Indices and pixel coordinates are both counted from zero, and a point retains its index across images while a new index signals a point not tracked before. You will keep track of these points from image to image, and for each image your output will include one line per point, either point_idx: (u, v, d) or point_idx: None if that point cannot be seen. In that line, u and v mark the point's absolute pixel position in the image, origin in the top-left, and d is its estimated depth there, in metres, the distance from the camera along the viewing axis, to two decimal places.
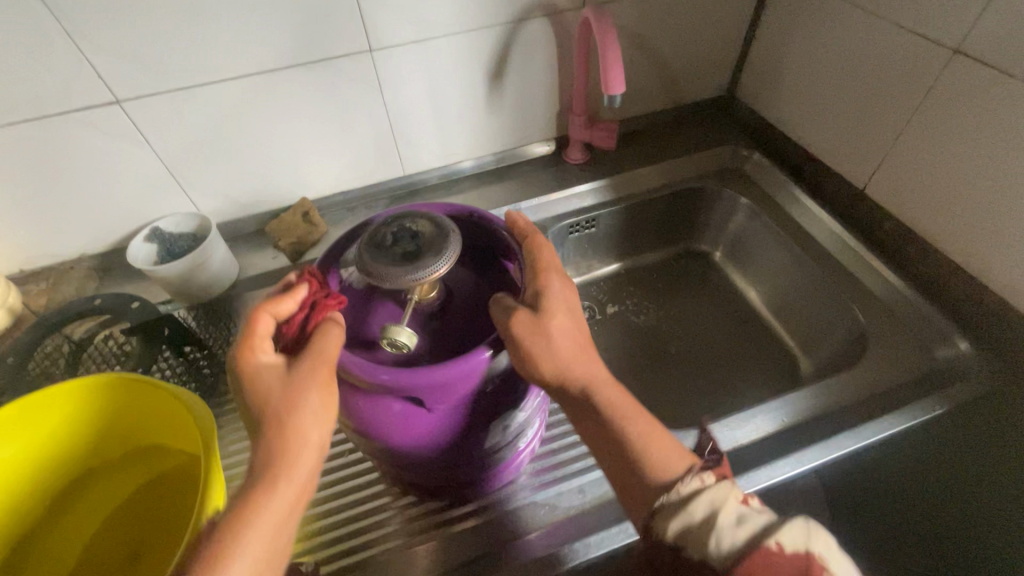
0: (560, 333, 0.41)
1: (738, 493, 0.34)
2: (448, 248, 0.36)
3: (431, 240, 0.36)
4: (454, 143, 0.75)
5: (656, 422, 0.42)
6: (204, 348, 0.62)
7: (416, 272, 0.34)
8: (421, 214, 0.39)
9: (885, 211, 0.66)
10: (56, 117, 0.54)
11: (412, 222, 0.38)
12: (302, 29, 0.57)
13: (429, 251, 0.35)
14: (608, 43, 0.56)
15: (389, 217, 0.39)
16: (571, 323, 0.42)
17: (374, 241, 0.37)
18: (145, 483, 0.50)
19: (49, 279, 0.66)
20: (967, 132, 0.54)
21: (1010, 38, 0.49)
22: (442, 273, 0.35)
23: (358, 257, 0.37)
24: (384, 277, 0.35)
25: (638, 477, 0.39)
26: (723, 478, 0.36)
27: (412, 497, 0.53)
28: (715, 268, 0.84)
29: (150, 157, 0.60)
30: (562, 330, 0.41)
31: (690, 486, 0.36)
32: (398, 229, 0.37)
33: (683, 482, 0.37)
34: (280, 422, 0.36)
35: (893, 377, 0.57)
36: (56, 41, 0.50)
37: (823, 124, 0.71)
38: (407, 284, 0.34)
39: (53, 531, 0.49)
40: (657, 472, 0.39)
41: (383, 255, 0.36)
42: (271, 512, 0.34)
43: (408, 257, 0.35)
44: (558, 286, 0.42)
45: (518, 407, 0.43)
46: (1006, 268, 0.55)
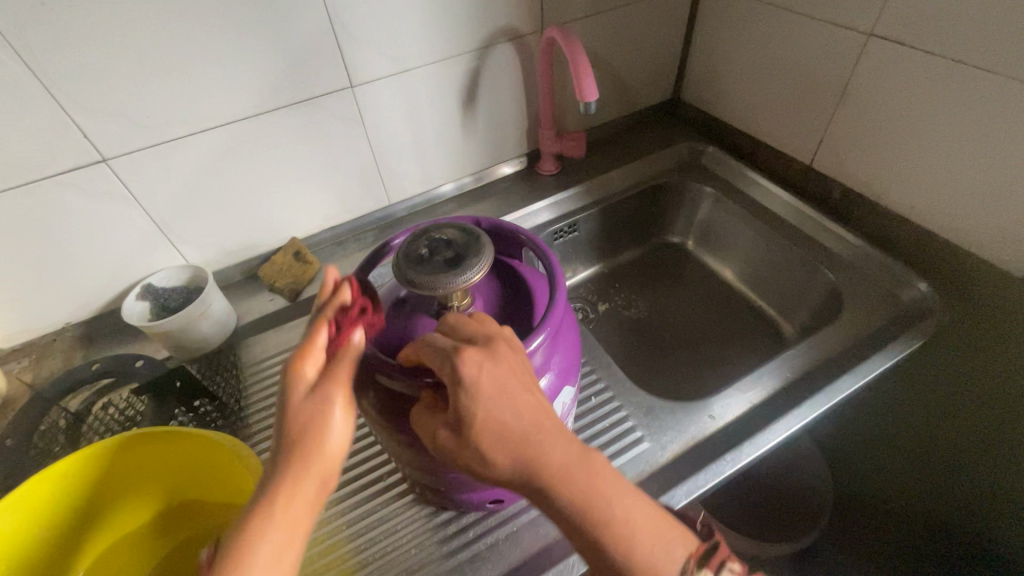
0: (512, 434, 0.35)
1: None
2: (485, 251, 0.38)
3: (465, 246, 0.39)
4: (434, 168, 0.78)
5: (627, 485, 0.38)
6: (216, 399, 0.61)
7: (462, 275, 0.36)
8: (446, 225, 0.41)
9: (832, 180, 0.74)
10: (40, 182, 0.53)
11: (440, 233, 0.40)
12: (285, 72, 0.59)
13: (468, 255, 0.38)
14: (578, 57, 0.62)
15: (415, 233, 0.42)
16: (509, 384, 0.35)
17: (409, 255, 0.39)
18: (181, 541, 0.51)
19: (31, 354, 0.62)
20: (893, 101, 0.63)
21: (914, 18, 0.57)
22: (485, 272, 0.37)
23: (397, 271, 0.38)
24: (432, 285, 0.36)
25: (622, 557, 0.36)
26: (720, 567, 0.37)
27: (450, 513, 0.52)
28: (689, 255, 0.90)
29: (136, 212, 0.60)
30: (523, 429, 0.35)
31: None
32: (430, 242, 0.40)
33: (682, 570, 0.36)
34: (301, 438, 0.34)
35: (869, 323, 0.64)
36: (41, 106, 0.50)
37: (764, 113, 0.79)
38: (453, 288, 0.36)
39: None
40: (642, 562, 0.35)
41: (424, 266, 0.38)
42: (282, 527, 0.33)
43: (449, 262, 0.37)
44: (505, 365, 0.35)
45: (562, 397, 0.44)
46: (945, 212, 0.63)
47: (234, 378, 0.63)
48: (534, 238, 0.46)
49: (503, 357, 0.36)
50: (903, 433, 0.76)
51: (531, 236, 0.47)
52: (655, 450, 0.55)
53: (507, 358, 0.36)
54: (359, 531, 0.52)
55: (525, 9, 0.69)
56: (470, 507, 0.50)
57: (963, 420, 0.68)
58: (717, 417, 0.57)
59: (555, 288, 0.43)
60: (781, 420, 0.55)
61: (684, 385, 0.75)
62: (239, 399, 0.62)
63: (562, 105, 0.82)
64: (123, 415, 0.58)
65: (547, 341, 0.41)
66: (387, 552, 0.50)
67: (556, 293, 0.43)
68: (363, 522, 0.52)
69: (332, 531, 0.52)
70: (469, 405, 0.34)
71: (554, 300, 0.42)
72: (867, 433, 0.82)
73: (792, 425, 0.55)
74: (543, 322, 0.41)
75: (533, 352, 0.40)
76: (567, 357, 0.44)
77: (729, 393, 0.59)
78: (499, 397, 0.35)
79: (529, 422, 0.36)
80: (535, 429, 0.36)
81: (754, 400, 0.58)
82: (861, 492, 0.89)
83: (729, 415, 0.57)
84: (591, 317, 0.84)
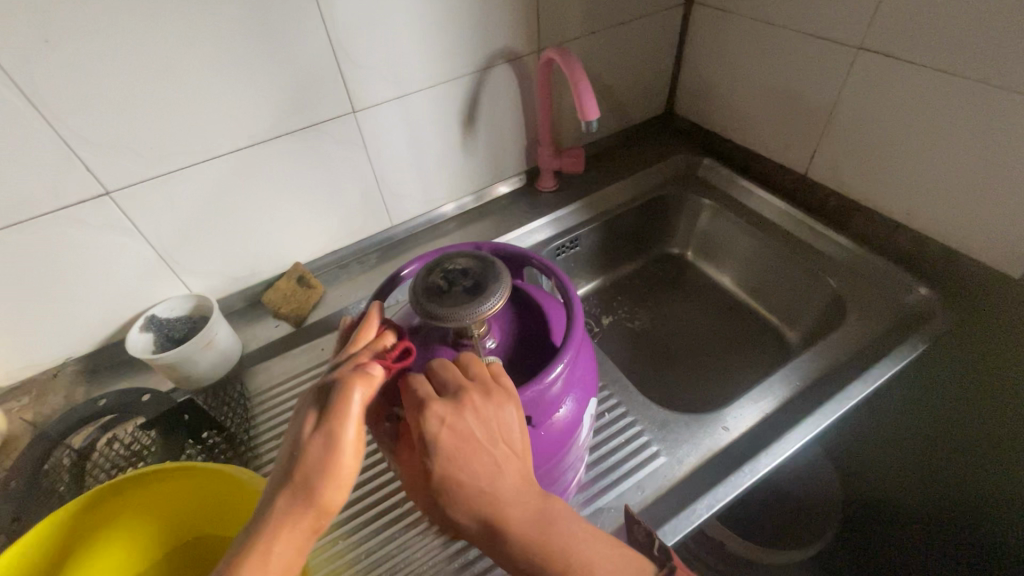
0: (498, 468, 0.36)
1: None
2: (502, 276, 0.39)
3: (482, 273, 0.39)
4: (435, 188, 0.78)
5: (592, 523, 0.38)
6: (223, 430, 0.60)
7: (486, 302, 0.37)
8: (457, 254, 0.41)
9: (828, 189, 0.76)
10: (42, 218, 0.53)
11: (453, 263, 0.40)
12: (289, 100, 0.59)
13: (488, 282, 0.38)
14: (577, 77, 0.62)
15: (427, 264, 0.41)
16: (497, 415, 0.36)
17: (427, 287, 0.39)
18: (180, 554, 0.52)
19: (32, 391, 0.61)
20: (887, 109, 0.64)
21: (902, 32, 0.59)
22: (507, 297, 0.38)
23: (416, 305, 0.38)
24: (459, 316, 0.36)
25: None
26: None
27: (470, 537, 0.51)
28: (689, 265, 0.91)
29: (140, 244, 0.59)
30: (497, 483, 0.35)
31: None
32: (445, 273, 0.39)
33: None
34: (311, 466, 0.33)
35: (873, 328, 0.65)
36: (44, 140, 0.49)
37: (759, 124, 0.81)
38: (479, 316, 0.36)
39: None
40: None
41: (445, 297, 0.37)
42: (267, 572, 0.31)
43: (470, 292, 0.38)
44: (494, 404, 0.37)
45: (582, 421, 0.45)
46: (940, 217, 0.64)
47: (241, 410, 0.62)
48: (548, 262, 0.47)
49: (480, 408, 0.36)
50: (909, 436, 0.77)
51: (546, 260, 0.47)
52: (672, 464, 0.55)
53: (485, 408, 0.36)
54: (375, 561, 0.51)
55: (523, 31, 0.70)
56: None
57: (971, 422, 0.69)
58: (731, 428, 0.57)
59: (573, 315, 0.43)
60: (796, 427, 0.55)
61: (692, 395, 0.75)
62: (248, 433, 0.61)
63: (560, 122, 0.83)
64: (129, 450, 0.57)
65: (566, 370, 0.41)
66: None
67: (573, 320, 0.43)
68: (382, 549, 0.51)
69: (351, 561, 0.51)
70: (441, 461, 0.35)
71: (572, 328, 0.43)
72: (874, 437, 0.82)
73: (806, 433, 0.55)
74: (563, 350, 0.41)
75: (553, 380, 0.40)
76: (585, 382, 0.45)
77: (741, 403, 0.59)
78: (470, 451, 0.35)
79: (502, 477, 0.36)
80: (508, 484, 0.35)
81: (765, 409, 0.59)
82: (870, 498, 0.89)
83: (743, 426, 0.57)
84: (596, 330, 0.84)
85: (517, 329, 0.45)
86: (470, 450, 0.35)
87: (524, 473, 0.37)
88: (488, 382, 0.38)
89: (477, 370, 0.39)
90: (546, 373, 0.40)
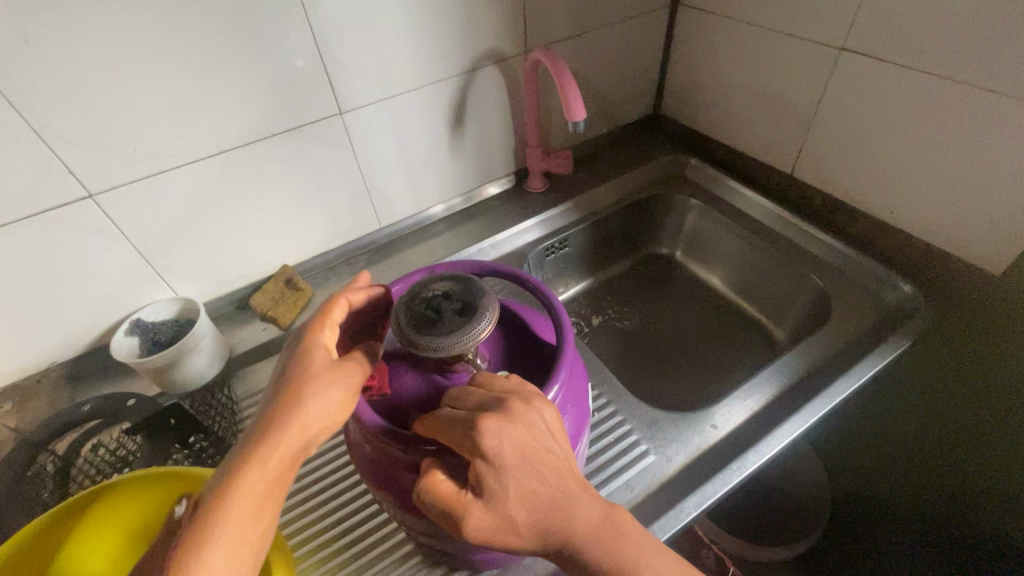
0: (547, 477, 0.35)
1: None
2: (485, 290, 0.39)
3: (466, 293, 0.39)
4: (424, 190, 0.78)
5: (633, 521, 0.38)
6: (210, 434, 0.59)
7: (480, 322, 0.37)
8: (433, 279, 0.41)
9: (813, 188, 0.77)
10: (24, 222, 0.52)
11: (432, 289, 0.40)
12: (275, 101, 0.59)
13: (475, 301, 0.38)
14: (564, 78, 0.63)
15: (402, 297, 0.40)
16: (538, 424, 0.36)
17: (413, 320, 0.38)
18: None
19: (14, 398, 0.60)
20: (868, 109, 0.65)
21: (882, 33, 0.60)
22: (497, 313, 0.38)
23: (408, 340, 0.37)
24: (462, 339, 0.36)
25: None
26: None
27: None
28: (678, 265, 0.91)
29: (125, 248, 0.59)
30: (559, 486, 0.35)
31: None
32: (427, 300, 0.39)
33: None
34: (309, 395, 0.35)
35: (858, 325, 0.65)
36: (26, 143, 0.49)
37: (745, 125, 0.82)
38: (480, 333, 0.37)
39: None
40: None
41: (437, 326, 0.37)
42: (255, 484, 0.33)
43: (462, 313, 0.38)
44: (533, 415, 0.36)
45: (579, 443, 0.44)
46: (922, 215, 0.65)
47: (228, 415, 0.61)
48: (532, 278, 0.45)
49: (529, 419, 0.35)
50: (893, 432, 0.78)
51: (530, 276, 0.45)
52: (662, 462, 0.55)
53: (534, 417, 0.36)
54: (364, 566, 0.50)
55: (510, 32, 0.70)
56: (481, 559, 0.47)
57: (954, 417, 0.70)
58: (719, 426, 0.58)
59: (562, 332, 0.42)
60: (783, 424, 0.56)
61: (681, 394, 0.76)
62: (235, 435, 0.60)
63: (548, 123, 0.83)
64: (114, 456, 0.57)
65: (561, 392, 0.40)
66: None
67: (564, 339, 0.42)
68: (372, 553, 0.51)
69: (340, 565, 0.50)
70: (490, 475, 0.34)
71: (563, 347, 0.42)
72: (860, 434, 0.83)
73: (793, 430, 0.55)
74: (557, 370, 0.40)
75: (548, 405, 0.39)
76: (580, 403, 0.44)
77: (729, 401, 0.60)
78: (528, 462, 0.35)
79: (561, 480, 0.36)
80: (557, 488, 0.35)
81: (753, 406, 0.59)
82: (857, 494, 0.90)
83: (731, 424, 0.58)
84: (586, 330, 0.85)
85: (507, 350, 0.44)
86: (521, 461, 0.35)
87: (576, 473, 0.37)
88: (523, 391, 0.37)
89: (506, 384, 0.38)
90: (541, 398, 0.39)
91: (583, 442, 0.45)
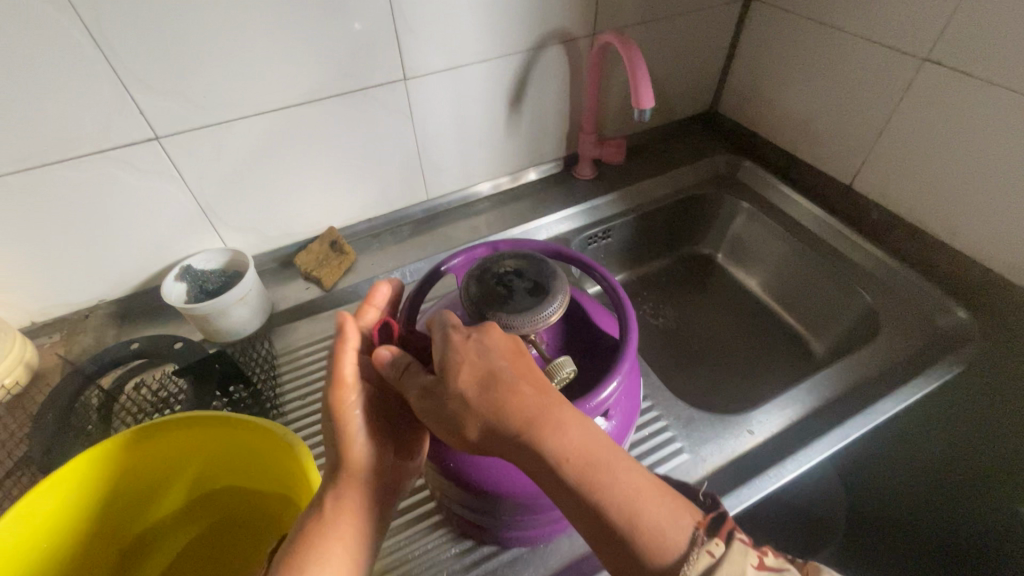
0: (502, 414, 0.35)
1: (755, 558, 0.33)
2: (554, 270, 0.41)
3: (537, 272, 0.41)
4: (475, 166, 0.77)
5: (625, 465, 0.34)
6: (250, 385, 0.60)
7: (553, 302, 0.39)
8: (503, 256, 0.42)
9: (872, 203, 0.75)
10: (90, 157, 0.53)
11: (502, 265, 0.41)
12: (343, 61, 0.58)
13: (546, 281, 0.40)
14: (635, 64, 0.61)
15: (472, 269, 0.42)
16: (491, 361, 0.36)
17: (484, 294, 0.40)
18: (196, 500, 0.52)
19: (63, 330, 0.62)
20: (944, 126, 0.63)
21: (973, 46, 0.57)
22: (567, 295, 0.40)
23: (480, 315, 0.39)
24: (535, 319, 0.38)
25: (625, 552, 0.33)
26: (728, 541, 0.33)
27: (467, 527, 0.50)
28: (719, 267, 0.90)
29: (182, 193, 0.59)
30: (500, 439, 0.35)
31: (697, 567, 0.32)
32: (498, 277, 0.41)
33: (690, 562, 0.32)
34: (352, 462, 0.41)
35: (905, 346, 0.64)
36: (101, 79, 0.49)
37: (808, 130, 0.79)
38: (553, 314, 0.39)
39: (144, 555, 0.51)
40: (654, 549, 0.33)
41: (508, 301, 0.39)
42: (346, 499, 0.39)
43: (533, 292, 0.39)
44: (486, 350, 0.36)
45: (624, 435, 0.44)
46: (989, 239, 0.63)
47: (270, 370, 0.62)
48: (601, 270, 0.46)
49: (470, 358, 0.36)
50: None
51: (597, 267, 0.46)
52: (695, 462, 0.55)
53: (468, 375, 0.36)
54: (392, 530, 0.50)
55: (580, 12, 0.68)
56: (508, 541, 0.47)
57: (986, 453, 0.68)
58: (755, 432, 0.57)
59: (626, 325, 0.42)
60: (822, 438, 0.55)
61: (712, 396, 0.75)
62: (273, 390, 0.61)
63: (604, 110, 0.82)
64: (156, 397, 0.58)
65: (620, 386, 0.40)
66: (421, 550, 0.49)
67: (628, 333, 0.42)
68: (399, 518, 0.51)
69: None
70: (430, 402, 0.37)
71: (625, 339, 0.42)
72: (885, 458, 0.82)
73: (832, 445, 0.54)
74: (617, 364, 0.40)
75: (608, 396, 0.39)
76: (629, 399, 0.44)
77: (768, 408, 0.59)
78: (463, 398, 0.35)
79: (496, 433, 0.35)
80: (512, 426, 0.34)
81: (790, 416, 0.58)
82: None
83: (768, 431, 0.57)
84: None
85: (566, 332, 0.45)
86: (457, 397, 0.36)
87: (533, 410, 0.34)
88: (473, 343, 0.37)
89: (460, 340, 0.37)
90: (600, 390, 0.39)
91: (626, 438, 0.45)
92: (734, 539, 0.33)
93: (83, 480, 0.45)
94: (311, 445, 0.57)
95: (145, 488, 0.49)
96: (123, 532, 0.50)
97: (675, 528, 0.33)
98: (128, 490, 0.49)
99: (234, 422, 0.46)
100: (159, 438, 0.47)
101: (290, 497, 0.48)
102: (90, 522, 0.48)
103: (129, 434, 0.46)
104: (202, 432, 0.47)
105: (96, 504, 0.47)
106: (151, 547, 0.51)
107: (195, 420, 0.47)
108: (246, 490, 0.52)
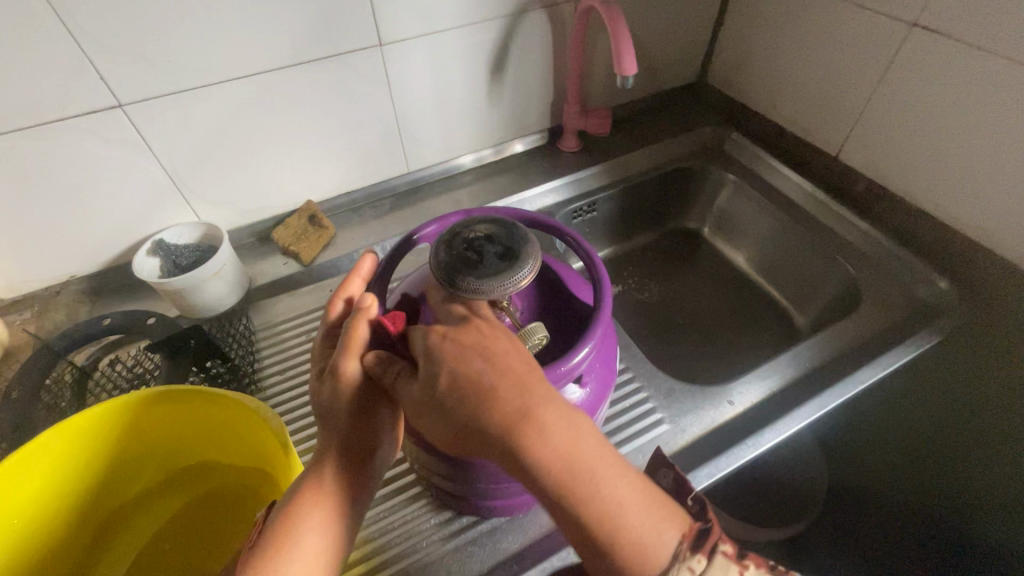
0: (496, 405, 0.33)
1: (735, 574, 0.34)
2: (525, 233, 0.40)
3: (509, 237, 0.40)
4: (456, 137, 0.75)
5: (619, 473, 0.34)
6: (227, 361, 0.59)
7: (524, 267, 0.38)
8: (474, 222, 0.41)
9: (859, 174, 0.74)
10: (53, 125, 0.51)
11: (473, 231, 0.40)
12: (313, 24, 0.56)
13: (516, 246, 0.39)
14: (619, 28, 0.59)
15: (442, 235, 0.41)
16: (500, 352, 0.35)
17: (455, 259, 0.39)
18: (172, 474, 0.52)
19: (34, 307, 0.61)
20: (931, 94, 0.62)
21: (962, 9, 0.56)
22: (540, 261, 0.39)
23: (449, 280, 0.38)
24: (503, 282, 0.37)
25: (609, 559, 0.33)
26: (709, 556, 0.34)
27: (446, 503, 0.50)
28: (705, 241, 0.89)
29: (151, 164, 0.57)
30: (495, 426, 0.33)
31: None
32: (468, 241, 0.40)
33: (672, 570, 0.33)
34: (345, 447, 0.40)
35: (885, 317, 0.64)
36: (57, 41, 0.47)
37: (795, 99, 0.78)
38: (523, 279, 0.38)
39: (121, 531, 0.51)
40: (635, 557, 0.33)
41: (479, 265, 0.38)
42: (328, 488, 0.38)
43: (503, 257, 0.39)
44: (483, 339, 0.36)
45: (598, 402, 0.44)
46: (974, 209, 0.62)
47: (248, 345, 0.61)
48: (576, 237, 0.46)
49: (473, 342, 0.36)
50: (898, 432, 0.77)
51: (573, 234, 0.46)
52: (674, 434, 0.55)
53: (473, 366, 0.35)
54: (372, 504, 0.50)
55: None
56: (488, 513, 0.47)
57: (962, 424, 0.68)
58: (736, 402, 0.57)
59: (600, 291, 0.42)
60: (801, 408, 0.55)
61: (695, 369, 0.75)
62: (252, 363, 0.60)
63: (588, 79, 0.80)
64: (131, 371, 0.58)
65: (592, 352, 0.40)
66: (401, 522, 0.49)
67: (601, 299, 0.41)
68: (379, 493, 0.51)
69: None
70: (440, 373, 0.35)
71: (598, 306, 0.42)
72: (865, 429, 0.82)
73: (808, 415, 0.55)
74: (590, 331, 0.40)
75: (581, 362, 0.39)
76: (604, 366, 0.44)
77: (748, 379, 0.59)
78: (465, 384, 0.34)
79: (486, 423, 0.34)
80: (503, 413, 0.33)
81: (771, 387, 0.58)
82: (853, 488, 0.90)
83: (747, 402, 0.57)
84: None
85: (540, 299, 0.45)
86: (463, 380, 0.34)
87: (519, 407, 0.33)
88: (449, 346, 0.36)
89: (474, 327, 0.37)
90: (573, 356, 0.39)
91: (602, 407, 0.45)
92: (717, 554, 0.34)
93: (51, 460, 0.44)
94: (290, 420, 0.56)
95: (110, 467, 0.49)
96: (99, 508, 0.50)
97: (656, 537, 0.33)
98: (100, 467, 0.48)
99: (205, 396, 0.45)
100: (128, 412, 0.46)
101: (266, 470, 0.48)
102: (64, 500, 0.47)
103: (95, 411, 0.45)
104: (172, 408, 0.47)
105: (67, 483, 0.47)
106: (125, 523, 0.51)
107: (164, 395, 0.46)
108: (223, 464, 0.51)
